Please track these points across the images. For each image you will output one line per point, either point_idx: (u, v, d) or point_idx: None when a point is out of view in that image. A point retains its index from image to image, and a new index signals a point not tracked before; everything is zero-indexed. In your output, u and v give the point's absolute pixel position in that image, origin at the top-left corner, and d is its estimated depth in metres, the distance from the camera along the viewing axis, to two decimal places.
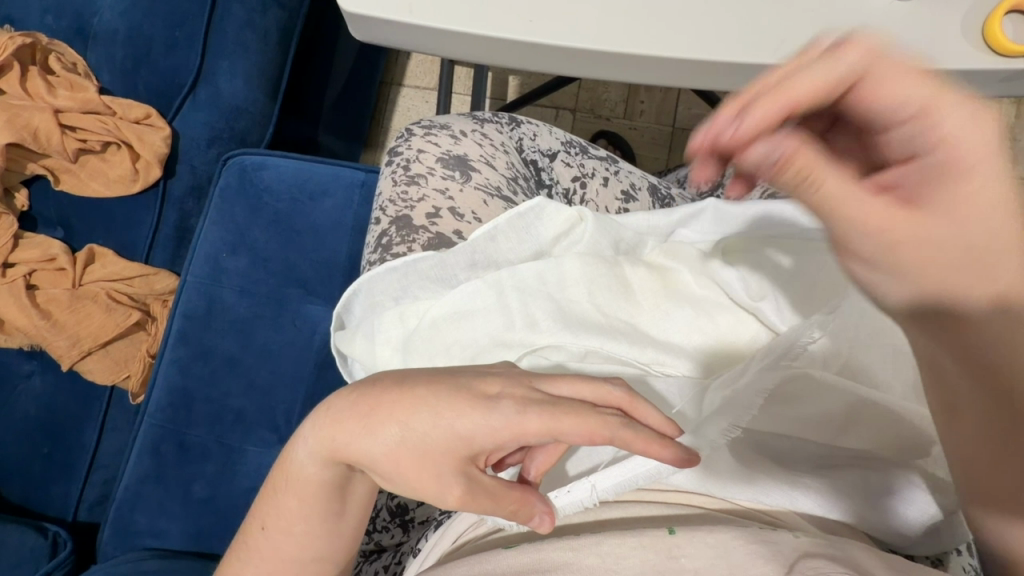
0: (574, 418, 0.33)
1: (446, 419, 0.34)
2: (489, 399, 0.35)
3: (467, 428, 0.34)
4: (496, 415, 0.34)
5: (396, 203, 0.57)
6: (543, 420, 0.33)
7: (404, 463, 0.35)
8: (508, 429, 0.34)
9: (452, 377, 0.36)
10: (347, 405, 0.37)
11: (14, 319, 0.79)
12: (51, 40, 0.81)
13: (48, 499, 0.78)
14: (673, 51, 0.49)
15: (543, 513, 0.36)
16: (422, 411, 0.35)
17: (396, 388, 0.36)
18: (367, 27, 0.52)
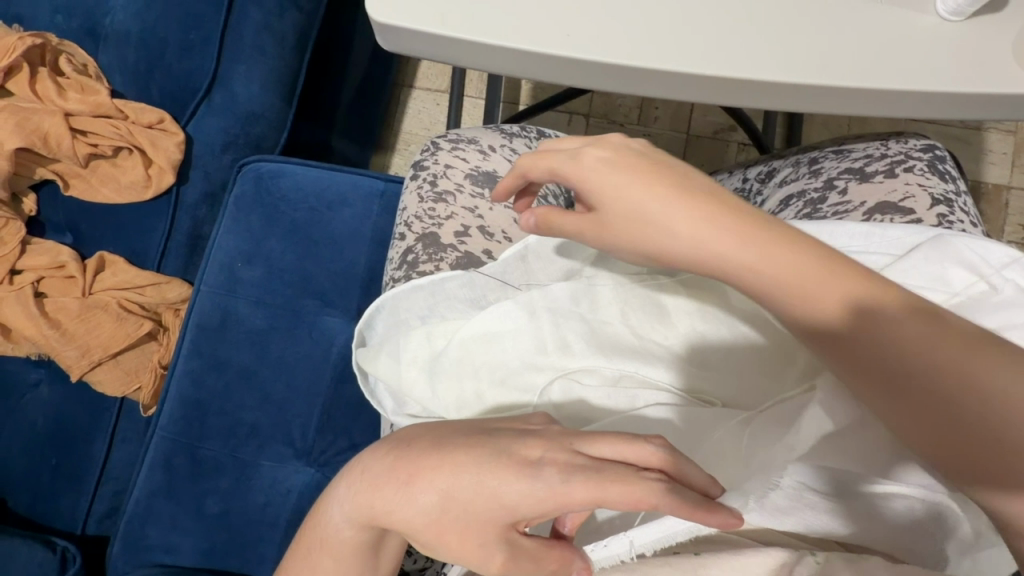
0: (620, 485, 0.31)
1: (488, 486, 0.33)
2: (529, 464, 0.33)
3: (510, 494, 0.33)
4: (540, 483, 0.32)
5: (422, 219, 0.55)
6: (588, 492, 0.31)
7: (446, 530, 0.34)
8: (552, 497, 0.32)
9: (491, 439, 0.35)
10: (384, 468, 0.36)
11: (21, 327, 0.77)
12: (62, 41, 0.79)
13: (55, 512, 0.76)
14: (717, 69, 0.47)
15: (582, 570, 0.34)
16: (464, 476, 0.33)
17: (433, 451, 0.35)
18: (399, 39, 0.50)
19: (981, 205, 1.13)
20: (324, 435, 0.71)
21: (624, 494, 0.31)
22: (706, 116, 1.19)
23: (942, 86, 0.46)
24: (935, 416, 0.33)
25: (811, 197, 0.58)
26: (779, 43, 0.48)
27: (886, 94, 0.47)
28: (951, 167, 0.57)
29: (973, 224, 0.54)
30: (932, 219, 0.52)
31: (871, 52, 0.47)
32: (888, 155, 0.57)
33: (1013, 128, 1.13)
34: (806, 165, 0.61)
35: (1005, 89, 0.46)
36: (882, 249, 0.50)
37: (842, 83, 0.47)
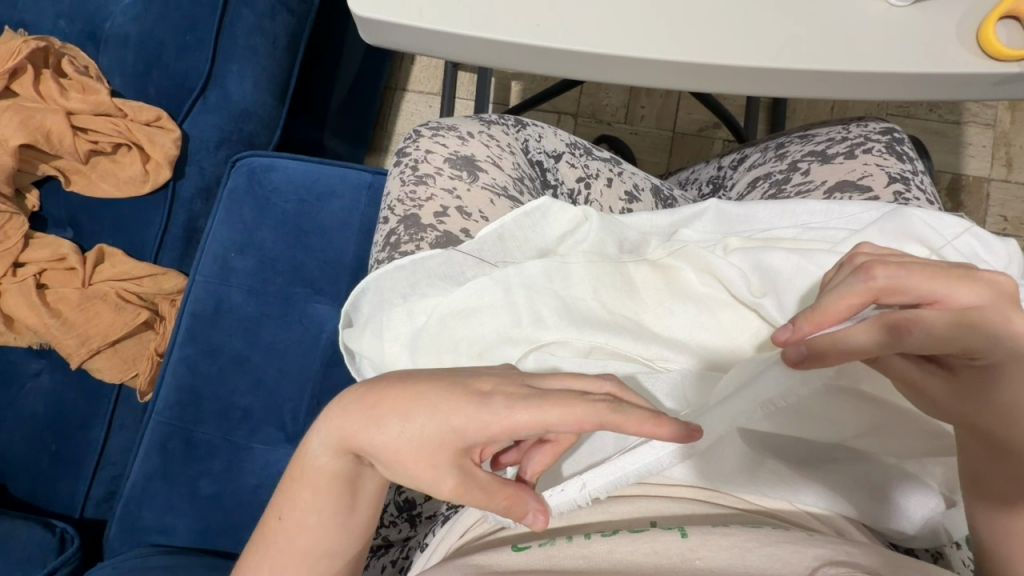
0: (562, 408, 0.33)
1: (445, 411, 0.35)
2: (481, 395, 0.35)
3: (463, 423, 0.35)
4: (487, 411, 0.34)
5: (404, 202, 0.58)
6: (531, 415, 0.34)
7: (409, 458, 0.36)
8: (498, 424, 0.34)
9: (451, 373, 0.37)
10: (355, 398, 0.38)
11: (23, 317, 0.80)
12: (65, 44, 0.83)
13: (55, 496, 0.78)
14: (676, 54, 0.50)
15: (537, 511, 0.37)
16: (425, 402, 0.36)
17: (401, 383, 0.37)
18: (378, 32, 0.53)
19: (962, 198, 1.15)
20: (314, 418, 0.73)
21: (563, 413, 0.33)
22: (690, 113, 1.23)
23: (888, 67, 0.49)
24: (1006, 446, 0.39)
25: (776, 179, 0.61)
26: (736, 29, 0.51)
27: (837, 75, 0.50)
28: (908, 149, 0.60)
29: (930, 201, 0.57)
30: (889, 196, 0.55)
31: (824, 36, 0.50)
32: (848, 138, 0.60)
33: (992, 122, 1.16)
34: (772, 150, 0.64)
35: (948, 69, 0.49)
36: (841, 225, 0.53)
37: (795, 66, 0.49)
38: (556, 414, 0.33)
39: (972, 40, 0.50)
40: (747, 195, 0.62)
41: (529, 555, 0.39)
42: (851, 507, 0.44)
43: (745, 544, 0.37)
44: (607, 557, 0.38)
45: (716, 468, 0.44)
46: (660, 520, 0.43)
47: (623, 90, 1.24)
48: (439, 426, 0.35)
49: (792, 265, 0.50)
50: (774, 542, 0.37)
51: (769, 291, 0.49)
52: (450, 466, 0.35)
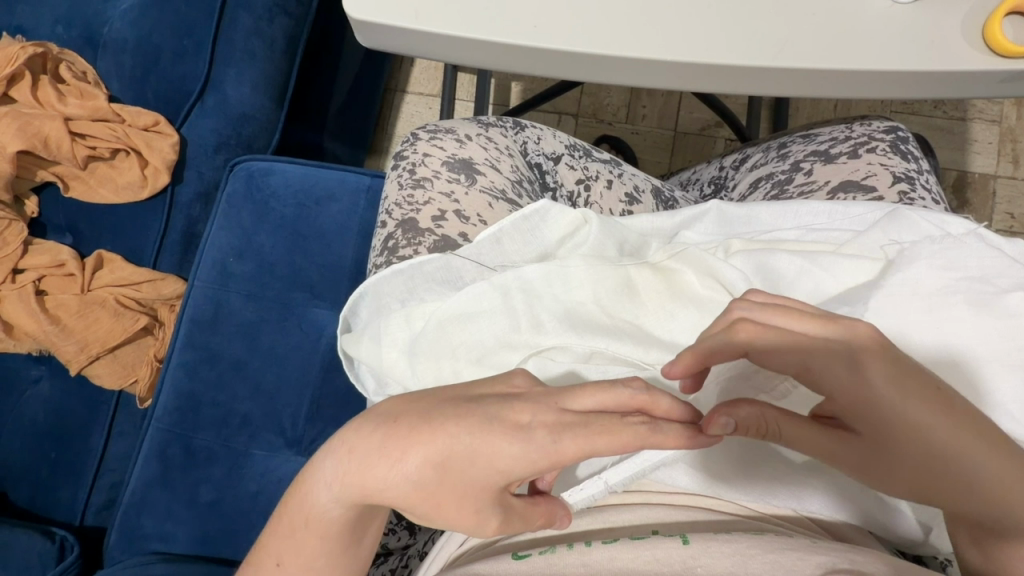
0: (608, 436, 0.31)
1: (484, 450, 0.32)
2: (520, 427, 0.32)
3: (505, 458, 0.32)
4: (532, 446, 0.32)
5: (401, 206, 0.58)
6: (582, 443, 0.31)
7: (443, 499, 0.33)
8: (545, 457, 0.32)
9: (478, 406, 0.33)
10: (372, 448, 0.33)
11: (23, 324, 0.79)
12: (62, 50, 0.83)
13: (55, 503, 0.78)
14: (677, 55, 0.49)
15: (564, 516, 0.38)
16: (461, 442, 0.32)
17: (426, 426, 0.33)
18: (374, 34, 0.53)
19: (967, 195, 1.14)
20: (314, 424, 0.73)
21: (610, 441, 0.31)
22: (692, 112, 1.22)
23: (892, 65, 0.48)
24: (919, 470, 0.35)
25: (779, 179, 0.60)
26: (736, 29, 0.50)
27: (840, 74, 0.49)
28: (913, 147, 0.59)
29: (936, 201, 0.56)
30: (894, 196, 0.54)
31: (825, 34, 0.49)
32: (852, 138, 0.59)
33: (997, 118, 1.14)
34: (775, 150, 0.63)
35: (953, 66, 0.48)
36: (845, 226, 0.52)
37: (797, 64, 0.49)
38: (604, 441, 0.31)
39: (978, 37, 0.49)
40: (749, 196, 0.61)
41: (530, 564, 0.38)
42: (852, 512, 0.43)
43: (749, 554, 0.36)
44: (608, 565, 0.37)
45: (718, 476, 0.44)
46: (662, 528, 0.41)
47: (623, 90, 1.23)
48: (479, 465, 0.32)
49: (796, 267, 0.48)
50: (778, 548, 0.36)
51: None
52: (489, 500, 0.33)
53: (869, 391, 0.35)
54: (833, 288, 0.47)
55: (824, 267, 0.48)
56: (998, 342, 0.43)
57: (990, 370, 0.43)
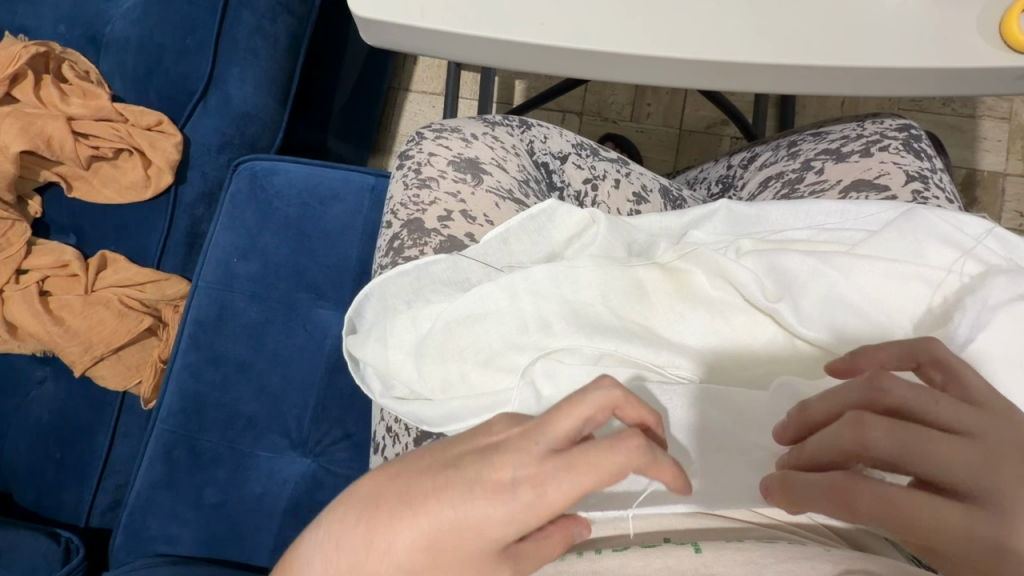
0: (590, 470, 0.27)
1: (474, 522, 0.27)
2: (503, 488, 0.27)
3: (495, 525, 0.27)
4: (515, 505, 0.27)
5: (407, 206, 0.57)
6: (568, 490, 0.27)
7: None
8: (533, 515, 0.27)
9: (457, 471, 0.28)
10: (353, 546, 0.27)
11: (26, 325, 0.79)
12: (65, 49, 0.82)
13: (60, 504, 0.78)
14: (687, 52, 0.49)
15: None
16: (448, 517, 0.27)
17: (408, 504, 0.27)
18: (379, 32, 0.52)
19: (976, 193, 1.13)
20: (319, 425, 0.72)
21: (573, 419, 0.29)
22: (697, 110, 1.21)
23: (904, 61, 0.47)
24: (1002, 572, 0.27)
25: (789, 178, 0.59)
26: (746, 26, 0.49)
27: (852, 71, 0.48)
28: (926, 146, 0.58)
29: (949, 200, 0.55)
30: (907, 195, 0.53)
31: (837, 30, 0.48)
32: (863, 136, 0.59)
33: (1007, 115, 1.13)
34: (784, 148, 0.62)
35: (966, 62, 0.47)
36: (858, 226, 0.51)
37: (809, 61, 0.48)
38: (590, 481, 0.27)
39: (993, 32, 0.48)
40: (759, 195, 0.60)
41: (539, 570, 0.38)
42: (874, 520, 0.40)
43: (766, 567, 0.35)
44: (619, 572, 0.36)
45: (725, 487, 0.42)
46: (674, 535, 0.40)
47: (628, 88, 1.22)
48: (470, 540, 0.27)
49: (808, 268, 0.48)
50: (791, 557, 0.35)
51: (786, 295, 0.47)
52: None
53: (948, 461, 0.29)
54: (845, 289, 0.47)
55: (837, 267, 0.47)
56: None
57: None
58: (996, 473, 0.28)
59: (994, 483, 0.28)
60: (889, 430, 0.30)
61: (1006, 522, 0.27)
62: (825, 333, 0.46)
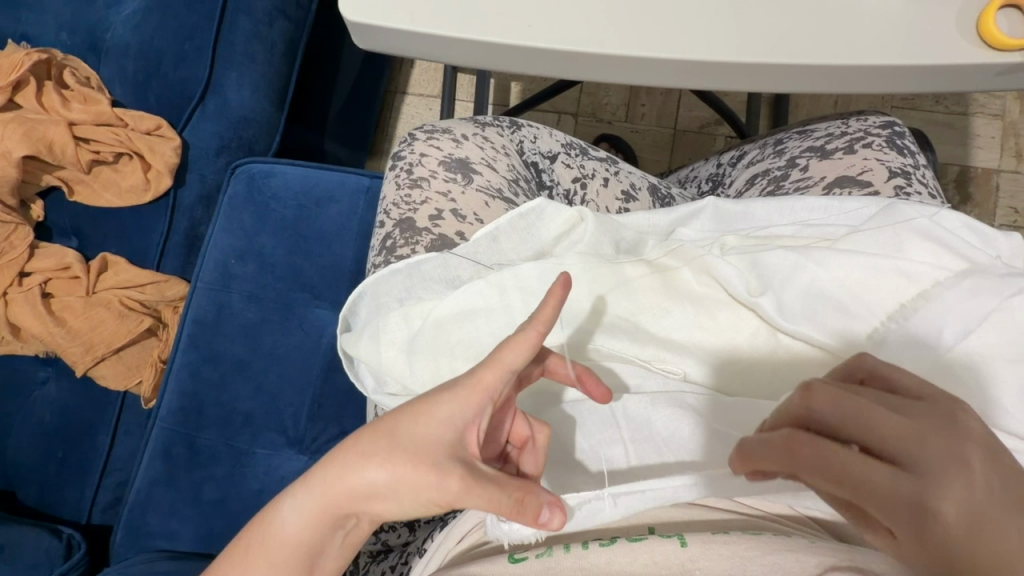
0: (510, 347, 0.36)
1: (427, 407, 0.35)
2: (446, 381, 0.36)
3: (443, 408, 0.35)
4: (457, 388, 0.36)
5: (399, 206, 0.58)
6: (495, 368, 0.36)
7: (401, 473, 0.34)
8: (475, 391, 0.35)
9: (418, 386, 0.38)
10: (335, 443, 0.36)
11: (29, 326, 0.81)
12: (66, 56, 0.84)
13: (62, 502, 0.79)
14: (670, 52, 0.50)
15: (549, 504, 0.34)
16: (403, 409, 0.35)
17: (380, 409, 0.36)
18: (370, 36, 0.53)
19: (970, 190, 1.13)
20: (315, 423, 0.73)
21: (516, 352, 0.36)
22: (692, 110, 1.22)
23: (884, 59, 0.48)
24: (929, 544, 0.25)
25: (775, 175, 0.60)
26: (728, 25, 0.50)
27: (833, 69, 0.49)
28: (909, 142, 0.59)
29: (932, 195, 0.56)
30: (889, 191, 0.54)
31: (817, 29, 0.49)
32: (847, 133, 0.60)
33: (1000, 112, 1.14)
34: (771, 146, 0.63)
35: (945, 59, 0.48)
36: (840, 221, 0.52)
37: (789, 60, 0.49)
38: (510, 353, 0.36)
39: (972, 30, 0.49)
40: (745, 192, 0.61)
41: (528, 567, 0.38)
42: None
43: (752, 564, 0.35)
44: (606, 569, 0.37)
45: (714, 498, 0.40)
46: (658, 526, 0.41)
47: (623, 89, 1.23)
48: (424, 424, 0.35)
49: (791, 263, 0.48)
50: (776, 549, 0.35)
51: (769, 289, 0.48)
52: (450, 462, 0.34)
53: (889, 434, 0.27)
54: (825, 282, 0.48)
55: (818, 261, 0.48)
56: (994, 335, 0.43)
57: (988, 363, 0.42)
58: (925, 445, 0.26)
59: (924, 452, 0.26)
60: (830, 397, 0.30)
61: (934, 491, 0.25)
62: (806, 326, 0.47)
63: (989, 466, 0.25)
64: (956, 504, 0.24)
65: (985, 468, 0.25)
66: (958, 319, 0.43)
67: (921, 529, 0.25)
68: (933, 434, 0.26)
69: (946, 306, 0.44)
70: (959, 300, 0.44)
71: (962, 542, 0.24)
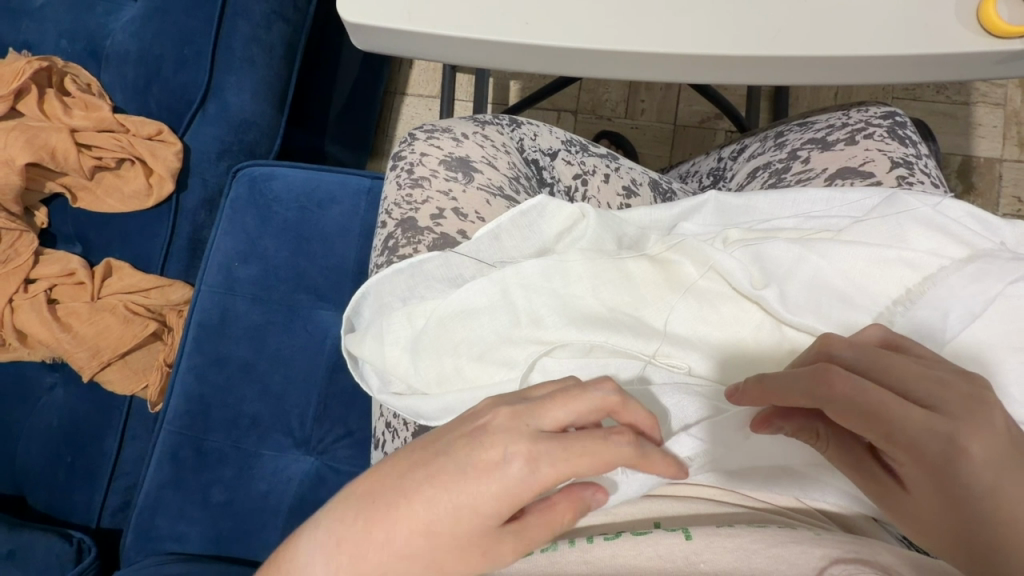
0: (588, 457, 0.32)
1: (469, 497, 0.31)
2: (494, 466, 0.32)
3: (489, 502, 0.31)
4: (510, 477, 0.31)
5: (401, 206, 0.58)
6: (560, 470, 0.31)
7: (447, 556, 0.32)
8: (529, 489, 0.32)
9: (453, 452, 0.33)
10: (362, 510, 0.33)
11: (35, 332, 0.81)
12: (67, 63, 0.84)
13: (71, 507, 0.80)
14: (671, 47, 0.49)
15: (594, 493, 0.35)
16: (440, 491, 0.32)
17: (421, 482, 0.32)
18: (369, 36, 0.53)
19: (972, 179, 1.12)
20: (321, 423, 0.74)
21: (566, 410, 0.33)
22: (692, 105, 1.21)
23: (885, 48, 0.48)
24: (947, 475, 0.30)
25: (776, 168, 0.60)
26: (729, 18, 0.50)
27: (832, 61, 0.49)
28: (911, 132, 0.59)
29: (934, 185, 0.56)
30: (892, 181, 0.54)
31: (817, 20, 0.49)
32: (848, 124, 0.59)
33: (1002, 101, 1.13)
34: (772, 139, 0.63)
35: (947, 48, 0.48)
36: (843, 212, 0.52)
37: (789, 52, 0.49)
38: (587, 464, 0.32)
39: (972, 18, 0.49)
40: (746, 185, 0.61)
41: (532, 563, 0.37)
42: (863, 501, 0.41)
43: (759, 557, 0.34)
44: (611, 563, 0.36)
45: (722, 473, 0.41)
46: (664, 521, 0.41)
47: (623, 85, 1.23)
48: (468, 519, 0.32)
49: (793, 255, 0.48)
50: (780, 542, 0.35)
51: (771, 282, 0.48)
52: (492, 545, 0.32)
53: (923, 388, 0.32)
54: (831, 273, 0.48)
55: (821, 253, 0.48)
56: (998, 325, 0.43)
57: (992, 353, 0.42)
58: (945, 388, 0.32)
59: (944, 396, 0.32)
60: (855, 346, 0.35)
61: (965, 429, 0.30)
62: (812, 319, 0.47)
63: (1002, 411, 0.31)
64: (979, 439, 0.30)
65: (1001, 413, 0.31)
66: (958, 307, 0.44)
67: (949, 466, 0.30)
68: (950, 381, 0.32)
69: (943, 294, 0.44)
70: (961, 288, 0.44)
71: (981, 474, 0.30)
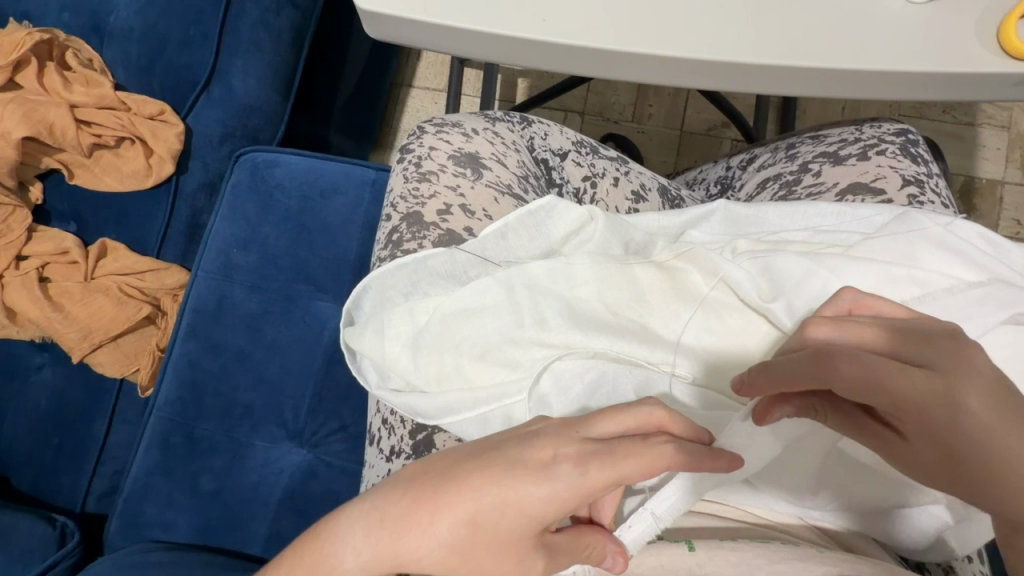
0: (633, 458, 0.31)
1: (515, 499, 0.30)
2: (542, 467, 0.31)
3: (533, 506, 0.30)
4: (558, 483, 0.30)
5: (407, 199, 0.57)
6: (610, 473, 0.31)
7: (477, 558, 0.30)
8: (574, 496, 0.30)
9: (498, 450, 0.32)
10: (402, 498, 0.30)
11: (25, 310, 0.79)
12: (69, 37, 0.83)
13: (57, 489, 0.79)
14: (687, 52, 0.49)
15: (615, 553, 0.34)
16: (487, 491, 0.30)
17: (466, 476, 0.31)
18: (383, 25, 0.52)
19: (973, 201, 1.13)
20: (316, 416, 0.73)
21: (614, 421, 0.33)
22: (700, 112, 1.21)
23: (903, 66, 0.48)
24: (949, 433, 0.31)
25: (787, 180, 0.60)
26: (748, 27, 0.49)
27: (851, 75, 0.49)
28: (922, 150, 0.59)
29: (944, 205, 0.56)
30: (903, 199, 0.54)
31: (838, 34, 0.49)
32: (861, 139, 0.59)
33: (1007, 124, 1.13)
34: (783, 151, 0.63)
35: (965, 68, 0.48)
36: (853, 228, 0.52)
37: (807, 65, 0.48)
38: (632, 467, 0.31)
39: (991, 39, 0.49)
40: (756, 196, 0.61)
41: None
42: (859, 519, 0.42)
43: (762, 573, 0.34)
44: None
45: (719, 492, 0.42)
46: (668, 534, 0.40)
47: (631, 88, 1.22)
48: (510, 519, 0.30)
49: (803, 268, 0.48)
50: (783, 558, 0.34)
51: (779, 294, 0.47)
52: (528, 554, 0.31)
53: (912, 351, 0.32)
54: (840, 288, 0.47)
55: (831, 269, 0.48)
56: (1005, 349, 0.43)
57: None
58: (933, 346, 0.32)
59: (933, 354, 0.31)
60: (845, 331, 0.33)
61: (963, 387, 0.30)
62: None
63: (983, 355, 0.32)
64: (975, 391, 0.30)
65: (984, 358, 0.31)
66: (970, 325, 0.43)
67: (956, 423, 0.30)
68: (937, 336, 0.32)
69: (951, 310, 0.44)
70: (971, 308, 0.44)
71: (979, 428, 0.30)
